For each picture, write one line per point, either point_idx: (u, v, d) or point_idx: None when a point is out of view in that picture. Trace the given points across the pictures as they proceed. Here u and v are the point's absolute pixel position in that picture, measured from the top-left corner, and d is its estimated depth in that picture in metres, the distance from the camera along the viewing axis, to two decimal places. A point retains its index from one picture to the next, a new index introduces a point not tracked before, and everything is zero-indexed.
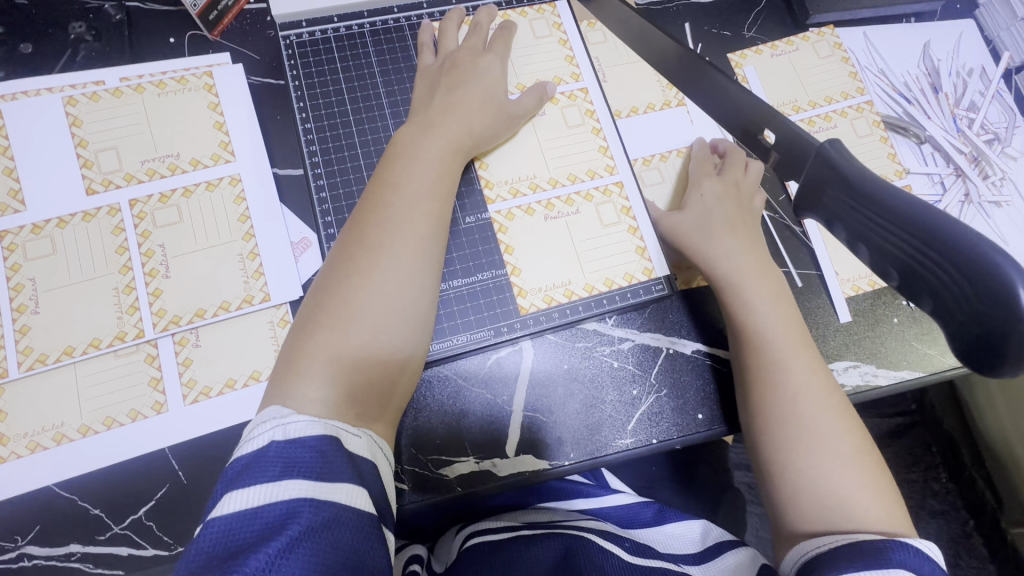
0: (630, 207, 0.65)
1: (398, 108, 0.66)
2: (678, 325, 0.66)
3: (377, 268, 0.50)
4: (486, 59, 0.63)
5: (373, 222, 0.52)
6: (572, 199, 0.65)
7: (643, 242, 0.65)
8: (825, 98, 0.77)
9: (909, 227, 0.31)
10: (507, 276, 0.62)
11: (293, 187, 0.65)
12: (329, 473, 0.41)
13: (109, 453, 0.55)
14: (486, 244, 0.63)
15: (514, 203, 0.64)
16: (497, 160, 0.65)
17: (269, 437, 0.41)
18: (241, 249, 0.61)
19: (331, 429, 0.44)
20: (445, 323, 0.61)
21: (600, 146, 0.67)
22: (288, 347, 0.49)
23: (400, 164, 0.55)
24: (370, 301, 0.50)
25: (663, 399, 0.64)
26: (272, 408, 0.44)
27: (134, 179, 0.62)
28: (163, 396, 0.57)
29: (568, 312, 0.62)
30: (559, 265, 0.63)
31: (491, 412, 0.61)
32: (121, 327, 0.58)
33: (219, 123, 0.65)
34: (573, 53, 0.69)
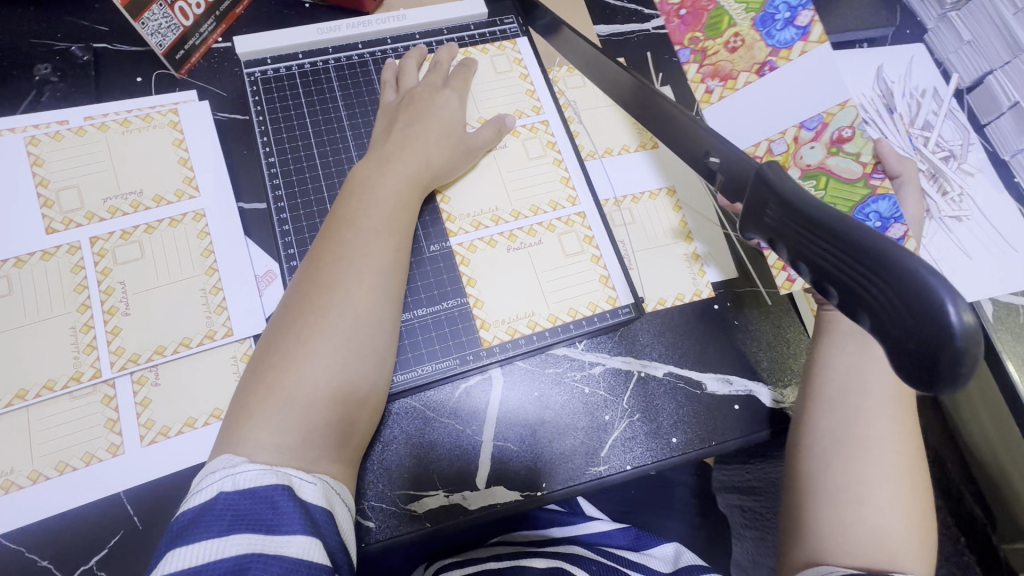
0: (593, 236, 0.66)
1: (362, 141, 0.67)
2: (649, 347, 0.66)
3: (334, 305, 0.50)
4: (444, 95, 0.65)
5: (329, 259, 0.52)
6: (535, 229, 0.65)
7: (607, 271, 0.64)
8: None
9: (844, 244, 0.31)
10: (471, 308, 0.62)
11: (257, 220, 0.65)
12: (278, 524, 0.40)
13: (61, 499, 0.53)
14: (450, 272, 0.62)
15: (476, 236, 0.64)
16: (459, 193, 0.65)
17: (218, 488, 0.41)
18: (204, 284, 0.61)
19: (282, 477, 0.43)
20: (410, 353, 0.60)
21: (563, 177, 0.68)
22: (242, 388, 0.49)
23: (354, 201, 0.56)
24: (325, 337, 0.49)
25: (636, 424, 0.63)
26: (223, 457, 0.44)
27: (95, 217, 0.61)
28: (119, 437, 0.55)
29: (535, 339, 0.62)
30: (523, 295, 0.63)
31: (460, 445, 0.60)
32: (77, 367, 0.56)
33: (183, 159, 0.65)
34: (534, 87, 0.71)
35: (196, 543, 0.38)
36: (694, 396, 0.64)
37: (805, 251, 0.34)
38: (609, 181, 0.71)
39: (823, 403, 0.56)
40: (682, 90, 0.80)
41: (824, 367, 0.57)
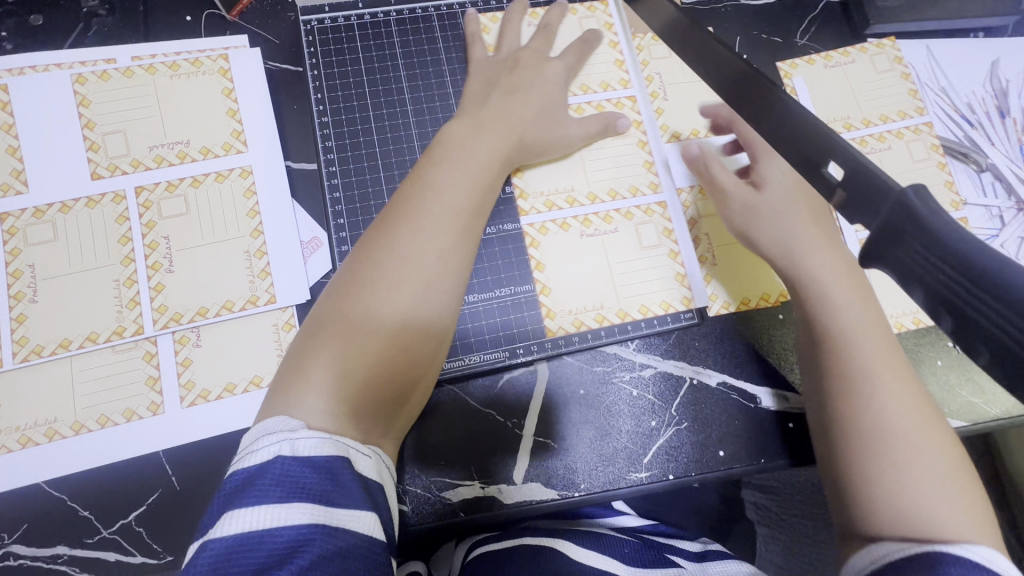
0: (672, 229, 0.63)
1: (448, 103, 0.63)
2: (704, 353, 0.62)
3: (406, 280, 0.47)
4: (554, 65, 0.62)
5: (405, 227, 0.49)
6: (611, 216, 0.62)
7: (684, 268, 0.62)
8: (881, 116, 0.71)
9: (1006, 291, 0.26)
10: (537, 294, 0.60)
11: (305, 181, 0.62)
12: (340, 498, 0.38)
13: (105, 452, 0.53)
14: (519, 254, 0.61)
15: (548, 217, 0.62)
16: (536, 171, 0.62)
17: (276, 452, 0.39)
18: (248, 246, 0.58)
19: (339, 449, 0.41)
20: (462, 340, 0.58)
21: (645, 160, 0.64)
22: (293, 354, 0.46)
23: (444, 171, 0.53)
24: (387, 315, 0.46)
25: (683, 433, 0.60)
26: (277, 420, 0.41)
27: (141, 165, 0.59)
28: (159, 397, 0.55)
29: (588, 337, 0.60)
30: (594, 285, 0.61)
31: (502, 436, 0.58)
32: (120, 321, 0.55)
33: (232, 110, 0.61)
34: (624, 57, 0.67)
35: (258, 507, 0.36)
36: (748, 408, 0.61)
37: (942, 289, 0.29)
38: (680, 170, 0.65)
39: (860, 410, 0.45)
40: (767, 72, 0.72)
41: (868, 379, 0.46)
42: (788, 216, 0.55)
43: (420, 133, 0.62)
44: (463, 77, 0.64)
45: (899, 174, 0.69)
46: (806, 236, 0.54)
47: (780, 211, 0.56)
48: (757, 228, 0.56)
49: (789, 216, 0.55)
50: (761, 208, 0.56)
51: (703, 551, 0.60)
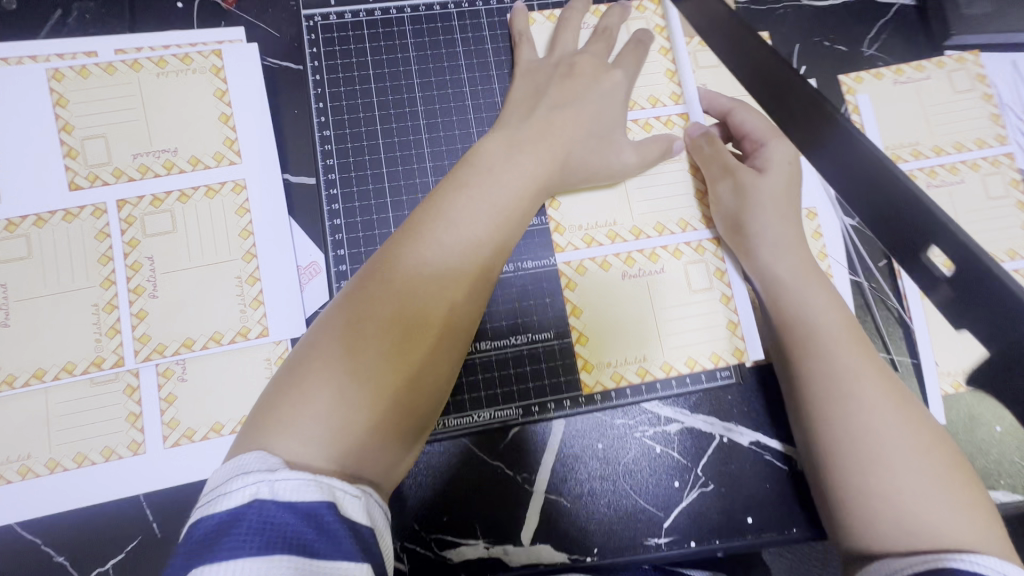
0: (725, 270, 0.56)
1: (481, 115, 0.56)
2: (737, 408, 0.56)
3: (414, 321, 0.41)
4: (612, 76, 0.54)
5: (426, 247, 0.43)
6: (657, 254, 0.56)
7: (736, 316, 0.56)
8: (954, 144, 0.62)
9: None
10: (572, 344, 0.55)
11: (304, 198, 0.55)
12: (326, 551, 0.30)
13: (81, 494, 0.49)
14: (553, 296, 0.56)
15: (586, 255, 0.56)
16: (573, 202, 0.56)
17: (252, 496, 0.31)
18: (240, 271, 0.53)
19: (327, 491, 0.33)
20: (473, 392, 0.54)
21: (696, 191, 0.57)
22: (271, 391, 0.38)
23: (463, 197, 0.46)
24: (393, 344, 0.39)
25: (710, 497, 0.54)
26: (256, 456, 0.34)
27: (124, 176, 0.53)
28: (141, 435, 0.50)
29: (612, 396, 0.54)
30: (637, 331, 0.55)
31: (511, 493, 0.53)
32: (98, 351, 0.50)
33: (225, 115, 0.55)
34: (676, 66, 0.59)
35: (226, 565, 0.29)
36: (781, 473, 0.55)
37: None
38: None
39: (869, 467, 0.41)
40: (827, 87, 0.64)
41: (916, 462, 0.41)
42: (785, 213, 0.52)
43: (433, 152, 0.55)
44: (501, 85, 0.57)
45: (971, 212, 0.61)
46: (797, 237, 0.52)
47: (777, 204, 0.52)
48: (756, 221, 0.52)
49: (787, 209, 0.52)
50: (761, 196, 0.52)
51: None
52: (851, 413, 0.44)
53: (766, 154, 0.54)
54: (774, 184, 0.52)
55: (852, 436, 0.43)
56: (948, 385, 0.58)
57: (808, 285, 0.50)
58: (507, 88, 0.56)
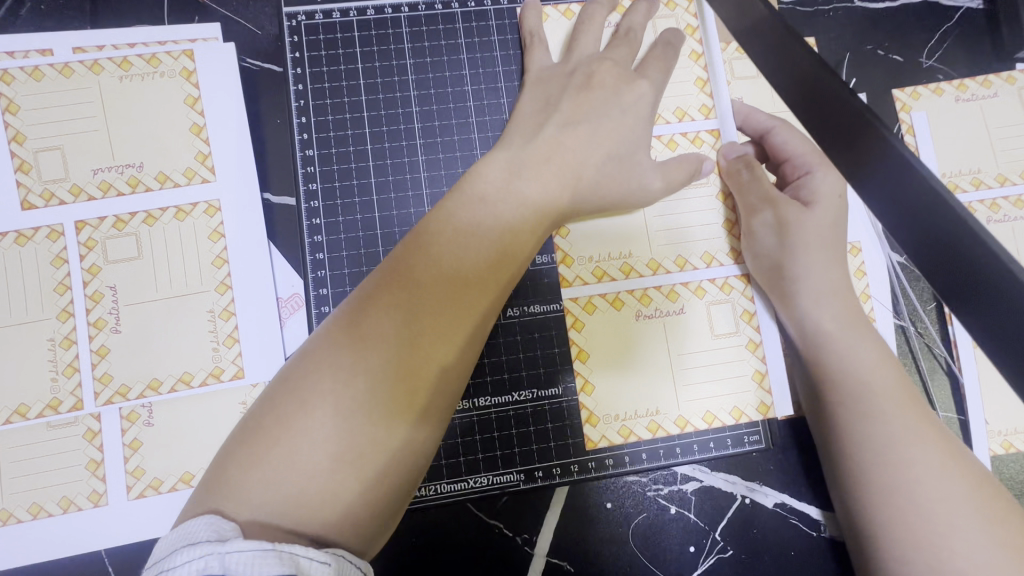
0: (754, 312, 0.46)
1: (486, 134, 0.49)
2: (762, 467, 0.50)
3: (388, 377, 0.35)
4: (638, 88, 0.44)
5: (408, 278, 0.37)
6: (677, 292, 0.46)
7: (765, 365, 0.46)
8: (1021, 172, 0.55)
9: None
10: (576, 394, 0.44)
11: (285, 222, 0.49)
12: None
13: (35, 549, 0.44)
14: (560, 341, 0.45)
15: (596, 290, 0.45)
16: (585, 229, 0.46)
17: (199, 571, 0.27)
18: (213, 304, 0.47)
19: (287, 562, 0.28)
20: (460, 459, 0.44)
21: (725, 220, 0.47)
22: (236, 440, 0.34)
23: (454, 226, 0.39)
24: (361, 403, 0.34)
25: (727, 563, 0.49)
26: (208, 521, 0.30)
27: (83, 193, 0.47)
28: (102, 485, 0.45)
29: (626, 461, 0.44)
30: (649, 381, 0.44)
31: (509, 555, 0.48)
32: (55, 392, 0.45)
33: (198, 126, 0.48)
34: (709, 74, 0.49)
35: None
36: (809, 540, 0.50)
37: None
38: None
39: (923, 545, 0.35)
40: (878, 103, 0.57)
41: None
42: (833, 254, 0.44)
43: (431, 176, 0.49)
44: (510, 100, 0.50)
45: None
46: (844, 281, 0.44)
47: (822, 244, 0.44)
48: (799, 262, 0.43)
49: (834, 249, 0.44)
50: (806, 234, 0.44)
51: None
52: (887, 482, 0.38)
53: (811, 185, 0.46)
54: (822, 221, 0.45)
55: (887, 508, 0.37)
56: (999, 445, 0.52)
57: (852, 336, 0.43)
58: (515, 102, 0.49)
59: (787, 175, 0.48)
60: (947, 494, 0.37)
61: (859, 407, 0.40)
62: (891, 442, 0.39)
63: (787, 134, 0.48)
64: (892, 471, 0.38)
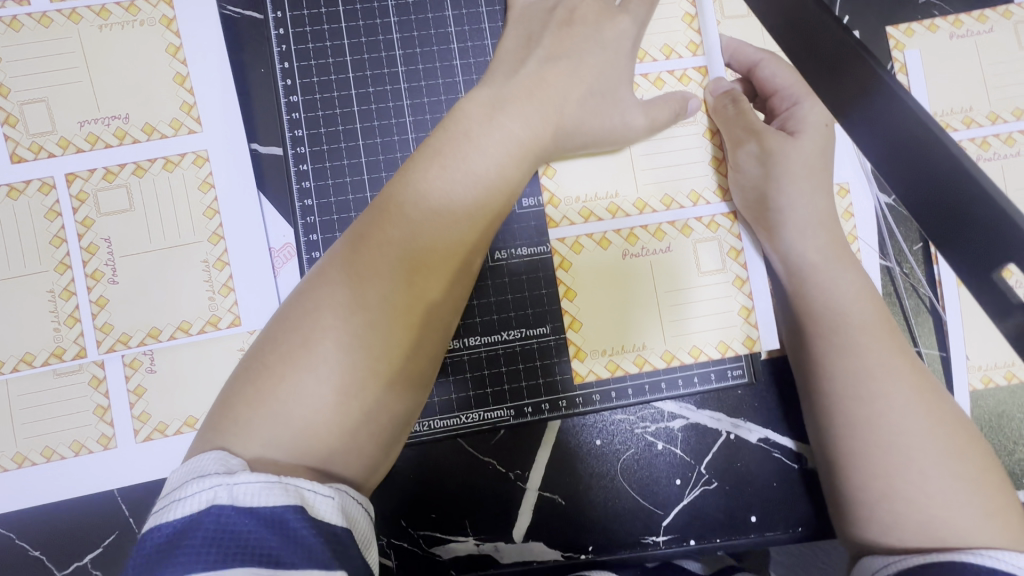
0: (741, 249, 0.47)
1: (470, 76, 0.49)
2: (747, 404, 0.52)
3: (378, 314, 0.36)
4: (620, 24, 0.44)
5: (397, 220, 0.38)
6: (663, 231, 0.46)
7: (751, 301, 0.46)
8: (1013, 110, 0.54)
9: None
10: (563, 331, 0.45)
11: (273, 171, 0.49)
12: (294, 559, 0.28)
13: (51, 489, 0.47)
14: (547, 281, 0.45)
15: (583, 230, 0.46)
16: (572, 168, 0.45)
17: (209, 500, 0.29)
18: (207, 254, 0.48)
19: (294, 495, 0.31)
20: (450, 396, 0.45)
21: (713, 157, 0.47)
22: (240, 374, 0.36)
23: (438, 165, 0.39)
24: (355, 334, 0.35)
25: (711, 495, 0.52)
26: (215, 456, 0.32)
27: (71, 146, 0.47)
28: (111, 429, 0.47)
29: (613, 394, 0.45)
30: (635, 317, 0.45)
31: (503, 489, 0.50)
32: (58, 341, 0.47)
33: (181, 75, 0.48)
34: (697, 9, 0.48)
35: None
36: (790, 471, 0.52)
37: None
38: None
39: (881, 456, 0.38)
40: (872, 41, 0.55)
41: (943, 474, 0.37)
42: (817, 188, 0.44)
43: (416, 120, 0.48)
44: (494, 41, 0.49)
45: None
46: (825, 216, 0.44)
47: (806, 175, 0.44)
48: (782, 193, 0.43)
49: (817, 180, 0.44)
50: (788, 164, 0.44)
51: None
52: (856, 413, 0.39)
53: (797, 116, 0.46)
54: (806, 152, 0.44)
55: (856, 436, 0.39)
56: (978, 380, 0.54)
57: (830, 266, 0.43)
58: (500, 43, 0.49)
59: (775, 108, 0.47)
60: (912, 410, 0.38)
61: (834, 342, 0.41)
62: (861, 375, 0.40)
63: (775, 67, 0.47)
64: (858, 401, 0.39)
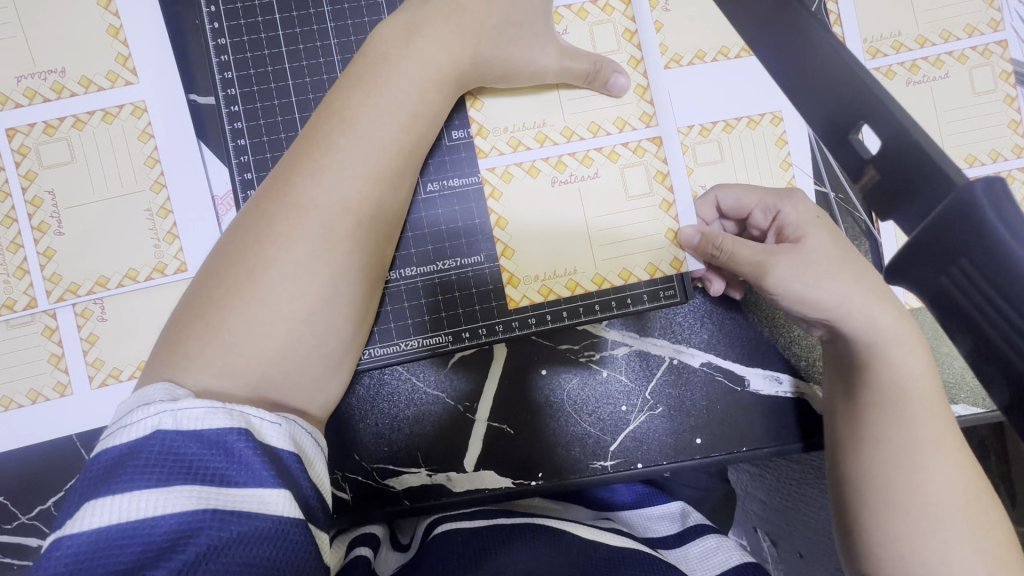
0: (667, 173, 0.50)
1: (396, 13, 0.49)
2: (688, 328, 0.52)
3: (304, 235, 0.37)
4: None
5: (320, 147, 0.39)
6: (590, 157, 0.49)
7: (677, 223, 0.50)
8: (941, 33, 0.55)
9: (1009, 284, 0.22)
10: (497, 258, 0.49)
11: (207, 119, 0.50)
12: (240, 478, 0.30)
13: (9, 437, 0.48)
14: (479, 209, 0.49)
15: (512, 159, 0.49)
16: (498, 98, 0.48)
17: (153, 426, 0.30)
18: (150, 203, 0.49)
19: (239, 418, 0.32)
20: (394, 323, 0.49)
21: (638, 84, 0.49)
22: (183, 303, 0.38)
23: (359, 92, 0.40)
24: (279, 254, 0.37)
25: (658, 420, 0.51)
26: (159, 387, 0.32)
27: (9, 102, 0.48)
28: (66, 376, 0.49)
29: (547, 316, 0.50)
30: (565, 243, 0.49)
31: (450, 419, 0.51)
32: (9, 294, 0.48)
33: (114, 27, 0.49)
34: None
35: (125, 495, 0.28)
36: (738, 395, 0.51)
37: (992, 335, 0.24)
38: (668, 103, 0.49)
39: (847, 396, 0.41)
40: None
41: None
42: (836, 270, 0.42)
43: (344, 59, 0.49)
44: None
45: (953, 110, 0.55)
46: (852, 281, 0.43)
47: (826, 271, 0.42)
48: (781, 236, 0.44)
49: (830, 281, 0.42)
50: (805, 269, 0.42)
51: (683, 528, 0.50)
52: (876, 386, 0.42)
53: (790, 222, 0.45)
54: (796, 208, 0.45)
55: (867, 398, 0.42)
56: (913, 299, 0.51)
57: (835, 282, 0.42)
58: None
59: (759, 222, 0.48)
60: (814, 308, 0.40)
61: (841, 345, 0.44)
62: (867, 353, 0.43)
63: (735, 192, 0.48)
64: (905, 476, 0.40)
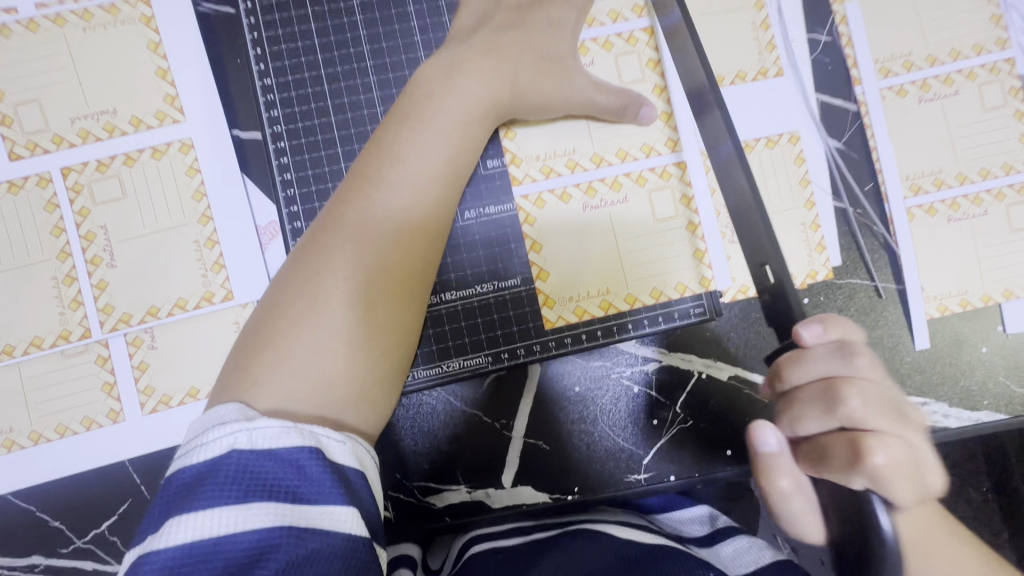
0: (692, 196, 0.51)
1: (431, 50, 0.51)
2: (716, 344, 0.53)
3: (358, 265, 0.39)
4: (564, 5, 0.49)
5: (370, 182, 0.42)
6: (619, 182, 0.51)
7: (704, 244, 0.51)
8: (951, 52, 0.55)
9: None
10: (533, 280, 0.51)
11: (251, 154, 0.52)
12: (311, 495, 0.31)
13: (62, 463, 0.50)
14: (514, 234, 0.51)
15: (545, 186, 0.51)
16: (530, 128, 0.51)
17: (230, 445, 0.32)
18: (197, 235, 0.51)
19: (309, 437, 0.33)
20: (434, 345, 0.51)
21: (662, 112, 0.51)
22: (246, 332, 0.40)
23: (404, 129, 0.43)
24: (334, 285, 0.39)
25: (690, 432, 0.53)
26: (232, 406, 0.34)
27: (64, 142, 0.51)
28: (118, 404, 0.50)
29: (582, 337, 0.52)
30: (597, 265, 0.51)
31: (489, 437, 0.52)
32: (64, 324, 0.50)
33: (162, 69, 0.51)
34: None
35: (209, 512, 0.30)
36: (769, 410, 0.52)
37: None
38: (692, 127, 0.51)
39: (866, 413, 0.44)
40: None
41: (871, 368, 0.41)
42: None
43: (384, 95, 0.51)
44: (451, 16, 0.51)
45: (966, 126, 0.55)
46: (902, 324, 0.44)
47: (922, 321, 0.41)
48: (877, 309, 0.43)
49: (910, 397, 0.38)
50: None
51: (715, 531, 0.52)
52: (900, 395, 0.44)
53: None
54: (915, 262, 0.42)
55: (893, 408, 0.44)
56: (933, 308, 0.54)
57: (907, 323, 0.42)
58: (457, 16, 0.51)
59: None
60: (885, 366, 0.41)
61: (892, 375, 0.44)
62: None
63: None
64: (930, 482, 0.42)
